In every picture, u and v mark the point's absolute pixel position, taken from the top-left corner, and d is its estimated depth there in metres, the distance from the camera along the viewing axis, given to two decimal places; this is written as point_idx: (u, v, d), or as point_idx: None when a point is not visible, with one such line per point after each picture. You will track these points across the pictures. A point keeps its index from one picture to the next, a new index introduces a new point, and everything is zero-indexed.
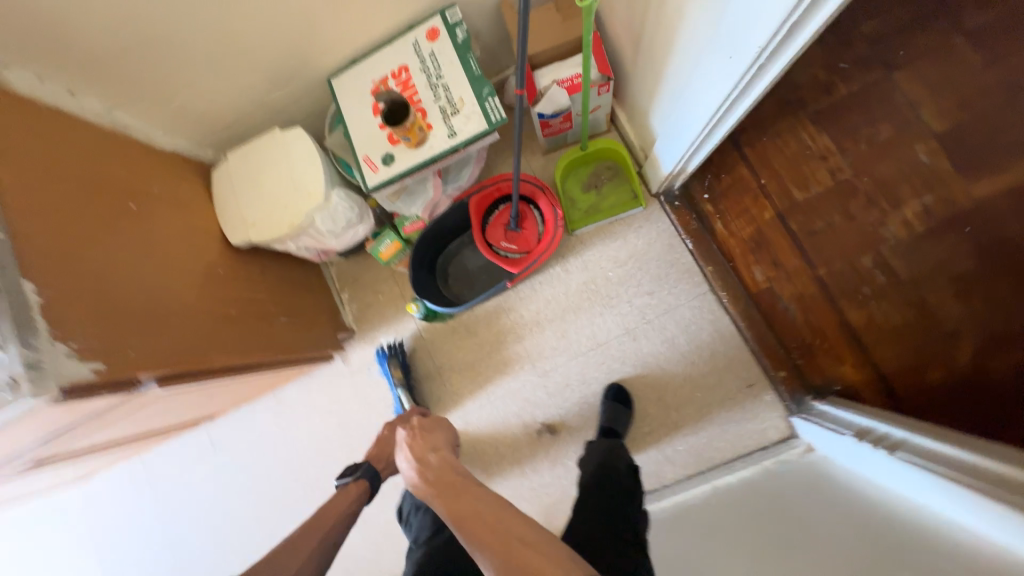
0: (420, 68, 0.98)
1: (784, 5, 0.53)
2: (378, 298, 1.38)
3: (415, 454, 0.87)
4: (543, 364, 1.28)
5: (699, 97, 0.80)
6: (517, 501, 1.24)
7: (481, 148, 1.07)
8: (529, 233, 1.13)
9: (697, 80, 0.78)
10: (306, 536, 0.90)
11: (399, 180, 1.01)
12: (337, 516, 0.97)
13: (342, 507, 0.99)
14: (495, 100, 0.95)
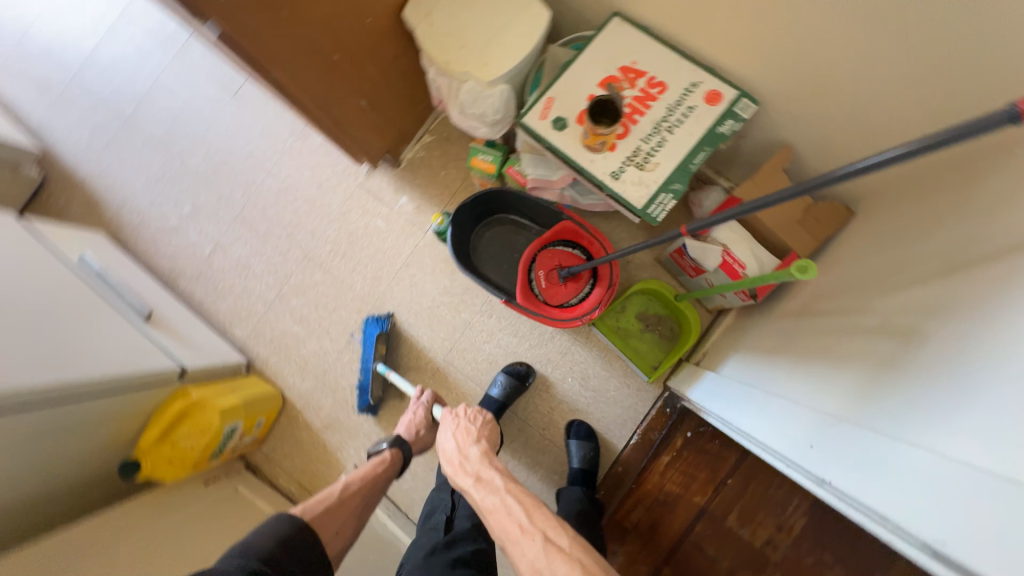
0: (667, 106, 0.87)
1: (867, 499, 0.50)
2: (440, 174, 1.34)
3: (461, 443, 0.80)
4: (456, 358, 1.28)
5: (757, 414, 0.75)
6: (332, 391, 1.31)
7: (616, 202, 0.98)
8: (564, 291, 1.06)
9: (769, 408, 0.73)
10: (340, 506, 0.87)
11: (544, 146, 0.91)
12: (372, 489, 0.94)
13: (368, 475, 0.94)
14: (670, 202, 0.85)
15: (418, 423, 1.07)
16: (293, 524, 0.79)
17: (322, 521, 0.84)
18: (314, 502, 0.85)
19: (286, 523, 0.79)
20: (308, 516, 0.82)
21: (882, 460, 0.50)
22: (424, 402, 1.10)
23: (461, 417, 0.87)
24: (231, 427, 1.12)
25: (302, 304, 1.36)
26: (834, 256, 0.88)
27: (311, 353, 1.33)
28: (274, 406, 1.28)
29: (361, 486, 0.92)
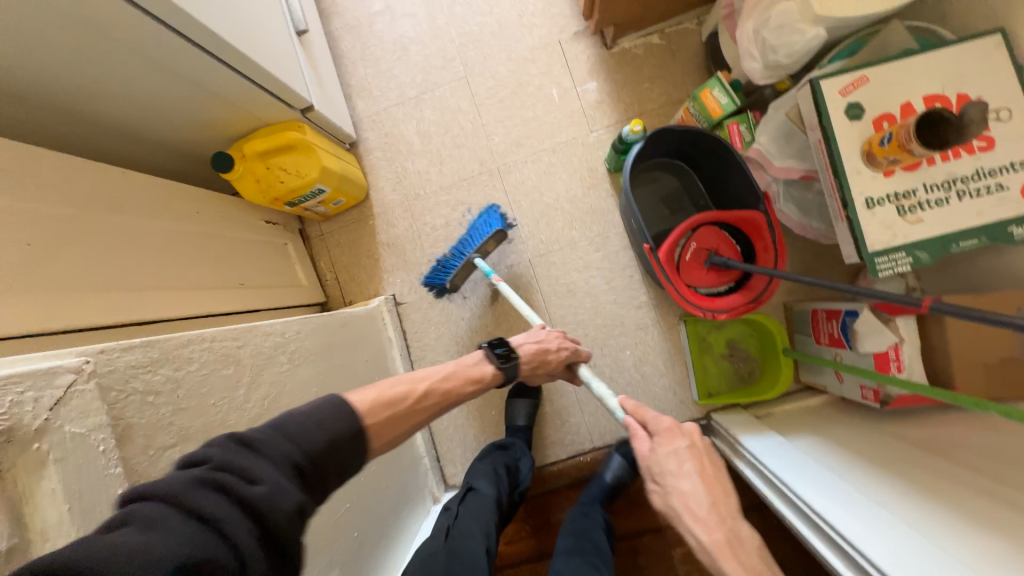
0: (975, 170, 0.71)
1: None
2: (643, 84, 1.18)
3: (723, 509, 0.58)
4: (539, 265, 1.20)
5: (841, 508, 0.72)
6: (413, 218, 1.24)
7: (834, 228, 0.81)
8: (701, 277, 0.97)
9: (867, 517, 0.69)
10: (410, 413, 0.67)
11: (817, 125, 0.76)
12: (457, 399, 0.76)
13: (460, 386, 0.78)
14: (903, 267, 0.72)
15: (545, 352, 0.91)
16: (348, 419, 0.57)
17: (381, 426, 0.62)
18: (388, 405, 0.65)
19: (343, 415, 0.57)
20: (369, 418, 0.61)
21: None
22: (546, 338, 0.93)
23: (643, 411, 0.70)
24: (319, 189, 1.05)
25: (432, 119, 1.24)
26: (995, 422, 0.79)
27: (412, 171, 1.24)
28: (357, 196, 1.21)
29: (444, 396, 0.73)
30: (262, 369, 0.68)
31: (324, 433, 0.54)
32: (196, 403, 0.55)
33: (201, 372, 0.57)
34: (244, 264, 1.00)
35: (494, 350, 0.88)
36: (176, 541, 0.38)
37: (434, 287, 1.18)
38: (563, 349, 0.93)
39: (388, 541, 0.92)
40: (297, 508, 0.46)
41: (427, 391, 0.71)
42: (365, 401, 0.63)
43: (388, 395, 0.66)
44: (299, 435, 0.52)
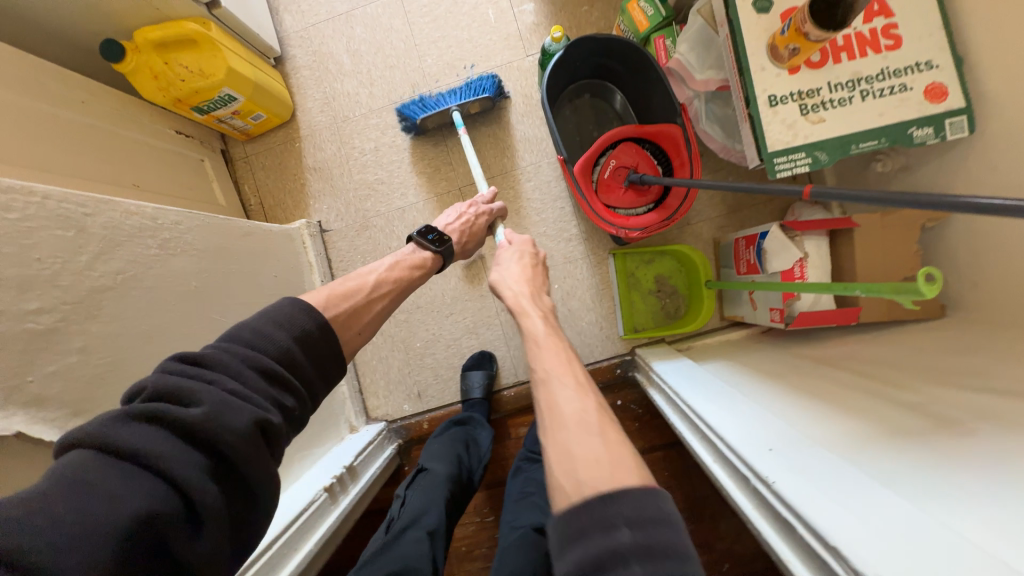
0: (880, 70, 0.69)
1: (784, 486, 0.46)
2: (581, 7, 1.13)
3: (534, 285, 0.71)
4: (469, 194, 1.17)
5: (717, 396, 0.71)
6: (341, 141, 1.20)
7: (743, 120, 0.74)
8: (619, 196, 0.94)
9: (735, 399, 0.68)
10: (368, 305, 0.68)
11: (726, 20, 0.72)
12: (406, 287, 0.76)
13: (405, 275, 0.76)
14: (802, 167, 0.70)
15: (470, 221, 0.92)
16: (308, 313, 0.57)
17: (346, 319, 0.63)
18: (340, 287, 0.66)
19: (300, 312, 0.56)
20: (329, 311, 0.61)
21: (840, 474, 0.45)
22: (474, 210, 0.94)
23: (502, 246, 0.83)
24: (229, 96, 1.00)
25: (363, 38, 1.18)
26: (892, 338, 0.77)
27: (342, 92, 1.19)
28: (280, 114, 1.16)
29: (395, 284, 0.73)
30: (120, 245, 0.64)
31: (288, 332, 0.54)
32: (12, 252, 0.51)
33: (24, 224, 0.53)
34: (143, 167, 0.95)
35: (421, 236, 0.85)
36: (86, 485, 0.36)
37: (405, 120, 1.10)
38: (482, 215, 0.95)
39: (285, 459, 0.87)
40: (251, 421, 0.44)
41: (377, 284, 0.71)
42: (325, 297, 0.62)
43: (342, 291, 0.65)
44: (258, 340, 0.52)
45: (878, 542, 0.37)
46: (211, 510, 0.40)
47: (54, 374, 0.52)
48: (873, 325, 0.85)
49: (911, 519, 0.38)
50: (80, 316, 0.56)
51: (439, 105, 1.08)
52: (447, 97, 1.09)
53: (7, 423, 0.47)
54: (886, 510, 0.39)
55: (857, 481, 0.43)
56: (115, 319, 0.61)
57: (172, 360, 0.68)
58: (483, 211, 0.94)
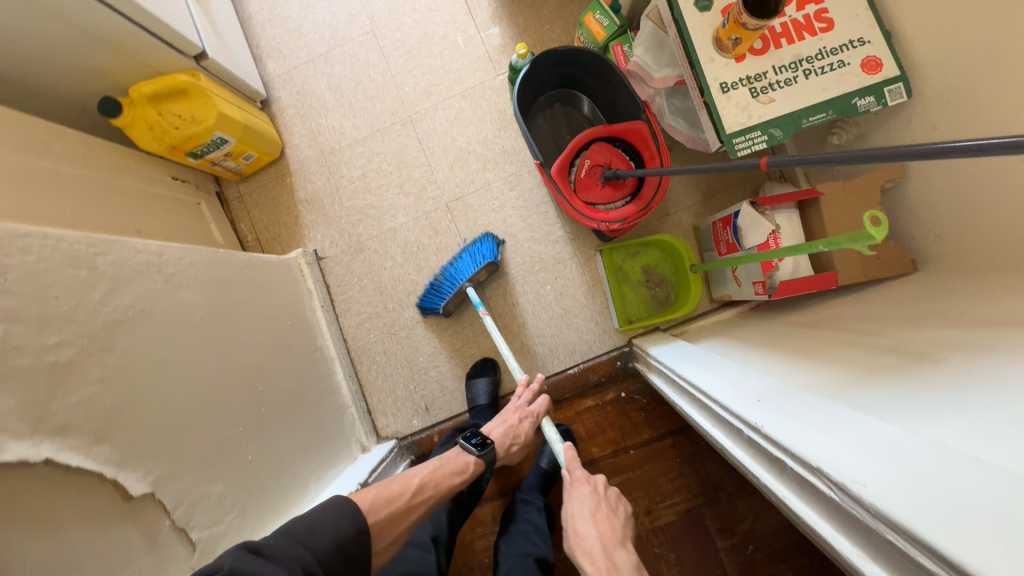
0: (817, 50, 0.75)
1: (771, 428, 0.49)
2: (543, 25, 1.21)
3: (607, 540, 0.74)
4: (456, 209, 1.22)
5: (708, 367, 0.74)
6: (330, 173, 1.25)
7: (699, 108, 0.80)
8: (597, 193, 0.98)
9: (725, 366, 0.71)
10: (406, 511, 0.73)
11: (673, 20, 0.79)
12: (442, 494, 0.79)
13: (446, 479, 0.80)
14: (759, 145, 0.76)
15: (518, 434, 0.94)
16: (352, 518, 0.64)
17: (386, 524, 0.70)
18: (383, 493, 0.72)
19: (334, 510, 0.64)
20: (372, 515, 0.69)
21: (820, 409, 0.47)
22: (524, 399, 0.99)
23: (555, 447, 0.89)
24: (220, 139, 1.06)
25: (343, 74, 1.25)
26: (869, 296, 0.81)
27: (326, 127, 1.25)
28: (270, 152, 1.22)
29: (437, 488, 0.78)
30: (129, 279, 0.68)
31: (327, 535, 0.60)
32: (31, 291, 0.54)
33: (40, 265, 0.56)
34: (143, 213, 0.99)
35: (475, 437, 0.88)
36: None
37: (427, 309, 1.19)
38: (524, 419, 0.96)
39: (300, 482, 0.89)
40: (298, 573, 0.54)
41: (419, 484, 0.76)
42: (371, 501, 0.70)
43: (386, 496, 0.72)
44: (307, 538, 0.58)
45: (852, 456, 0.39)
46: None
47: (75, 402, 0.55)
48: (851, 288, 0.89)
49: (885, 433, 0.40)
50: (97, 347, 0.59)
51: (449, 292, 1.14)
52: (452, 283, 1.14)
53: (35, 450, 0.49)
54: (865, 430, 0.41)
55: (838, 412, 0.45)
56: (129, 348, 0.64)
57: (184, 386, 0.70)
58: (530, 414, 0.97)
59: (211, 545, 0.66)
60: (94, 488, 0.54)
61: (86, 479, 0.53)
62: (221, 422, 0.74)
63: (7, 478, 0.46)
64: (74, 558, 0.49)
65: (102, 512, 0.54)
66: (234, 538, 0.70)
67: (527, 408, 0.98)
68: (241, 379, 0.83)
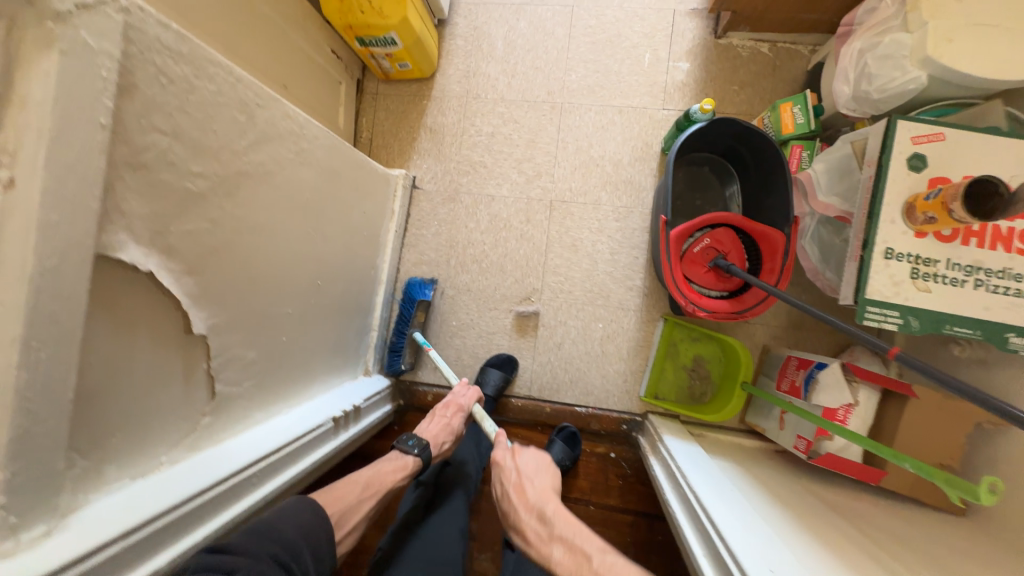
0: (1004, 267, 0.70)
1: None
2: (732, 85, 1.15)
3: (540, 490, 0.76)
4: (557, 210, 1.21)
5: (730, 507, 0.73)
6: (464, 116, 1.25)
7: (849, 252, 0.77)
8: (699, 273, 0.96)
9: (750, 519, 0.70)
10: (358, 507, 0.76)
11: (875, 162, 0.74)
12: (390, 491, 0.82)
13: (388, 479, 0.82)
14: (890, 325, 0.72)
15: (448, 431, 0.95)
16: (311, 510, 0.68)
17: (339, 518, 0.73)
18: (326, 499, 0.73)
19: (307, 512, 0.67)
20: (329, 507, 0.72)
21: None
22: (457, 395, 1.00)
23: (511, 492, 0.77)
24: (391, 39, 1.07)
25: (523, 33, 1.23)
26: (904, 514, 0.78)
27: (483, 73, 1.25)
28: (423, 70, 1.22)
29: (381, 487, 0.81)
30: (270, 140, 0.70)
31: (296, 526, 0.64)
32: (199, 118, 0.56)
33: (216, 96, 0.58)
34: (294, 72, 1.01)
35: (404, 445, 0.88)
36: None
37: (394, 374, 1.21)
38: (456, 413, 0.97)
39: (310, 377, 0.93)
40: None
41: (364, 483, 0.79)
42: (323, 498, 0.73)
43: (337, 492, 0.75)
44: (270, 531, 0.61)
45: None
46: None
47: (187, 231, 0.57)
48: (886, 492, 0.86)
49: None
50: (223, 191, 0.62)
51: (401, 348, 1.18)
52: (399, 335, 1.19)
53: (144, 260, 0.51)
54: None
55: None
56: (245, 201, 0.66)
57: (267, 254, 0.73)
58: (462, 403, 0.99)
59: (225, 402, 0.69)
60: (167, 313, 0.57)
61: (167, 303, 0.56)
62: (278, 299, 0.78)
63: (115, 273, 0.49)
64: (130, 364, 0.53)
65: (166, 336, 0.57)
66: (245, 401, 0.73)
67: (460, 403, 0.99)
68: (309, 267, 0.86)
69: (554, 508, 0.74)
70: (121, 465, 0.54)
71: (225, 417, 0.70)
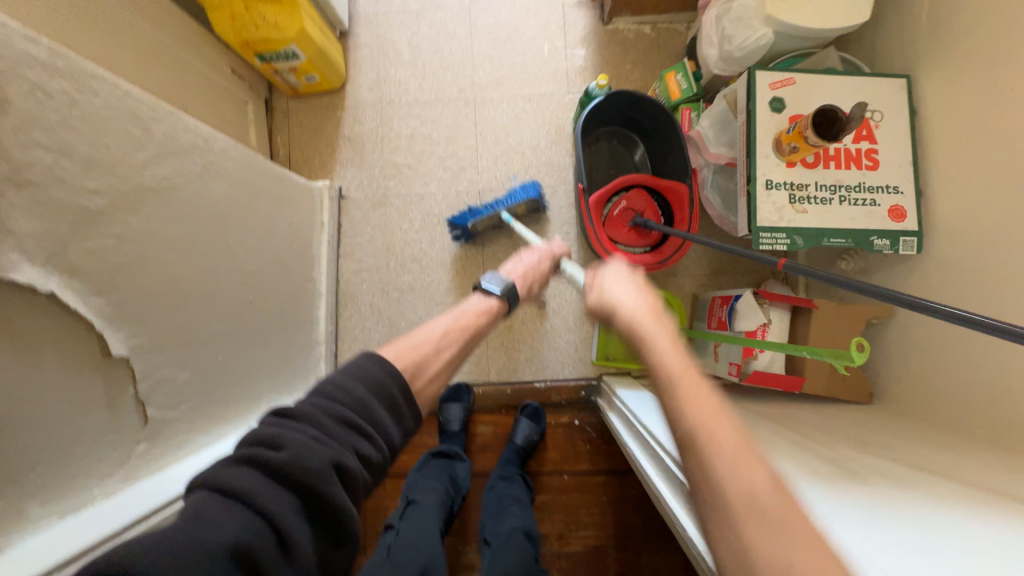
0: (859, 182, 0.82)
1: None
2: (625, 65, 1.26)
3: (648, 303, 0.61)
4: (486, 198, 1.25)
5: (674, 426, 0.79)
6: (382, 120, 1.27)
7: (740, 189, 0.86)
8: (622, 233, 1.04)
9: None
10: (436, 354, 0.63)
11: (745, 109, 0.85)
12: (472, 338, 0.71)
13: (472, 322, 0.73)
14: (781, 246, 0.82)
15: (540, 272, 0.91)
16: (378, 363, 0.53)
17: (415, 368, 0.58)
18: (397, 346, 0.60)
19: (375, 364, 0.53)
20: (398, 361, 0.57)
21: None
22: (541, 246, 0.96)
23: (639, 321, 0.58)
24: (293, 52, 1.07)
25: (426, 36, 1.28)
26: (824, 410, 0.88)
27: (393, 78, 1.27)
28: (332, 81, 1.23)
29: (461, 334, 0.69)
30: (173, 153, 0.68)
31: (364, 383, 0.51)
32: (87, 132, 0.55)
33: (104, 111, 0.57)
34: (193, 93, 0.99)
35: (485, 287, 0.81)
36: (194, 528, 0.37)
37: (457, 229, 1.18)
38: (546, 259, 0.94)
39: (255, 397, 0.89)
40: (331, 464, 0.44)
41: (444, 331, 0.67)
42: (395, 352, 0.59)
43: (409, 344, 0.62)
44: (336, 395, 0.49)
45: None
46: (301, 560, 0.40)
47: (90, 251, 0.55)
48: (810, 398, 0.96)
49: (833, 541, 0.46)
50: (128, 206, 0.60)
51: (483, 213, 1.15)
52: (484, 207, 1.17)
53: (43, 282, 0.49)
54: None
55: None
56: (154, 215, 0.64)
57: (186, 272, 0.71)
58: (548, 250, 0.96)
59: (160, 428, 0.66)
60: (81, 336, 0.54)
61: (78, 327, 0.54)
62: (206, 316, 0.75)
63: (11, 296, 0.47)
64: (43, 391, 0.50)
65: (82, 362, 0.55)
66: (183, 426, 0.70)
67: (551, 250, 0.97)
68: (237, 282, 0.84)
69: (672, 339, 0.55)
70: (44, 501, 0.51)
71: (162, 443, 0.67)
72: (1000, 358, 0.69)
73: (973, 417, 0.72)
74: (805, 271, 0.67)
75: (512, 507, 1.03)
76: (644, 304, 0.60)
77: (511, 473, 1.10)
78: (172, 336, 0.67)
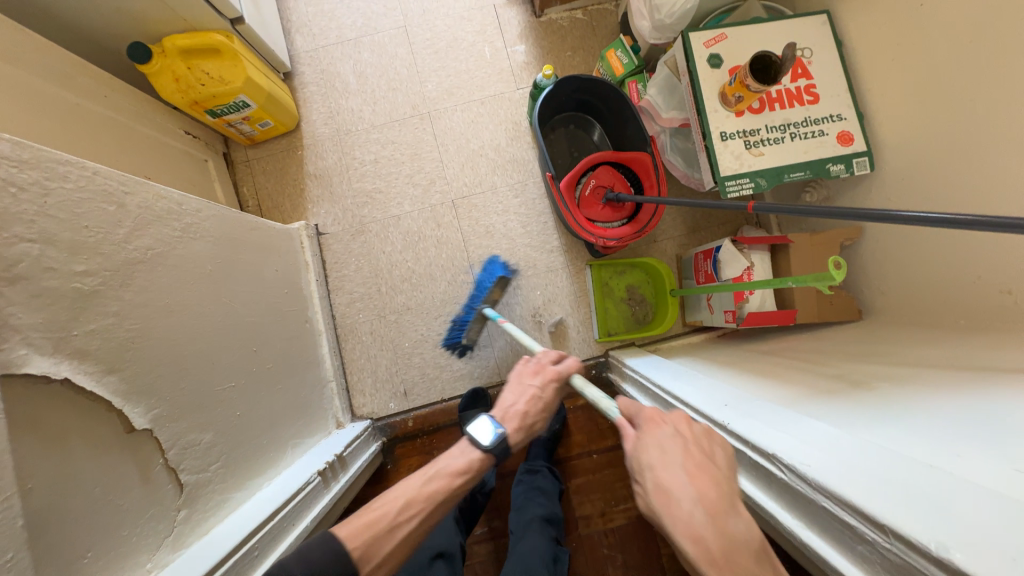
0: (805, 117, 0.87)
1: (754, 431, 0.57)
2: (566, 51, 1.30)
3: (700, 491, 0.47)
4: (461, 206, 1.27)
5: (687, 379, 0.82)
6: (343, 152, 1.28)
7: (698, 145, 0.91)
8: (598, 211, 1.07)
9: (702, 380, 0.80)
10: (391, 532, 0.63)
11: (687, 71, 0.89)
12: (447, 497, 0.68)
13: (452, 477, 0.70)
14: (747, 191, 0.87)
15: (538, 400, 0.80)
16: (328, 547, 0.59)
17: (364, 551, 0.60)
18: (363, 518, 0.63)
19: (328, 542, 0.59)
20: (352, 544, 0.60)
21: (796, 421, 0.57)
22: (539, 363, 0.83)
23: (679, 531, 0.45)
24: (242, 102, 1.07)
25: (369, 62, 1.30)
26: (820, 335, 0.93)
27: (346, 108, 1.29)
28: (286, 123, 1.24)
29: (429, 499, 0.67)
30: (151, 222, 0.69)
31: (315, 562, 0.57)
32: (65, 218, 0.55)
33: (76, 194, 0.58)
34: (153, 162, 0.99)
35: (473, 433, 0.74)
36: None
37: (453, 347, 1.23)
38: (549, 383, 0.81)
39: (280, 445, 0.90)
40: None
41: (408, 500, 0.66)
42: (353, 527, 0.62)
43: (369, 516, 0.63)
44: (281, 572, 0.55)
45: (810, 450, 0.51)
46: None
47: (93, 331, 0.55)
48: (805, 328, 1.01)
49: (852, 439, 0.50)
50: (118, 283, 0.61)
51: (468, 320, 1.18)
52: (467, 309, 1.19)
53: (55, 370, 0.50)
54: (816, 433, 0.53)
55: (798, 415, 0.58)
56: (146, 286, 0.65)
57: (189, 333, 0.71)
58: (549, 372, 0.82)
59: (196, 491, 0.67)
60: (101, 416, 0.55)
61: (97, 407, 0.54)
62: (217, 374, 0.76)
63: (27, 389, 0.48)
64: (77, 476, 0.51)
65: (107, 441, 0.55)
66: (218, 485, 0.71)
67: (554, 369, 0.82)
68: (238, 337, 0.85)
69: (722, 514, 0.46)
70: None
71: (201, 507, 0.67)
72: (965, 251, 0.74)
73: (953, 311, 0.77)
74: (775, 207, 0.71)
75: (537, 497, 1.04)
76: (686, 484, 0.48)
77: (539, 465, 1.11)
78: (190, 400, 0.68)
